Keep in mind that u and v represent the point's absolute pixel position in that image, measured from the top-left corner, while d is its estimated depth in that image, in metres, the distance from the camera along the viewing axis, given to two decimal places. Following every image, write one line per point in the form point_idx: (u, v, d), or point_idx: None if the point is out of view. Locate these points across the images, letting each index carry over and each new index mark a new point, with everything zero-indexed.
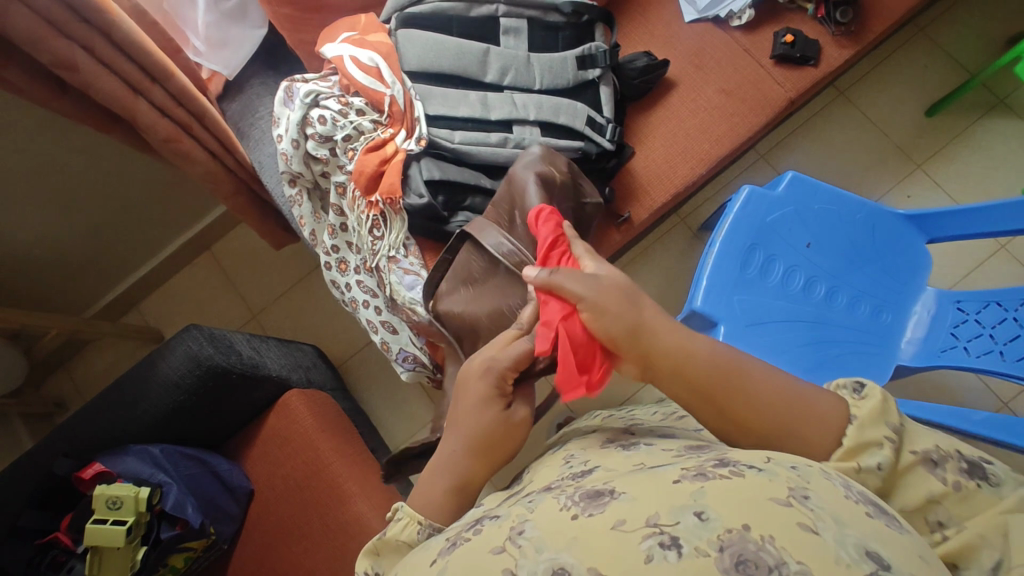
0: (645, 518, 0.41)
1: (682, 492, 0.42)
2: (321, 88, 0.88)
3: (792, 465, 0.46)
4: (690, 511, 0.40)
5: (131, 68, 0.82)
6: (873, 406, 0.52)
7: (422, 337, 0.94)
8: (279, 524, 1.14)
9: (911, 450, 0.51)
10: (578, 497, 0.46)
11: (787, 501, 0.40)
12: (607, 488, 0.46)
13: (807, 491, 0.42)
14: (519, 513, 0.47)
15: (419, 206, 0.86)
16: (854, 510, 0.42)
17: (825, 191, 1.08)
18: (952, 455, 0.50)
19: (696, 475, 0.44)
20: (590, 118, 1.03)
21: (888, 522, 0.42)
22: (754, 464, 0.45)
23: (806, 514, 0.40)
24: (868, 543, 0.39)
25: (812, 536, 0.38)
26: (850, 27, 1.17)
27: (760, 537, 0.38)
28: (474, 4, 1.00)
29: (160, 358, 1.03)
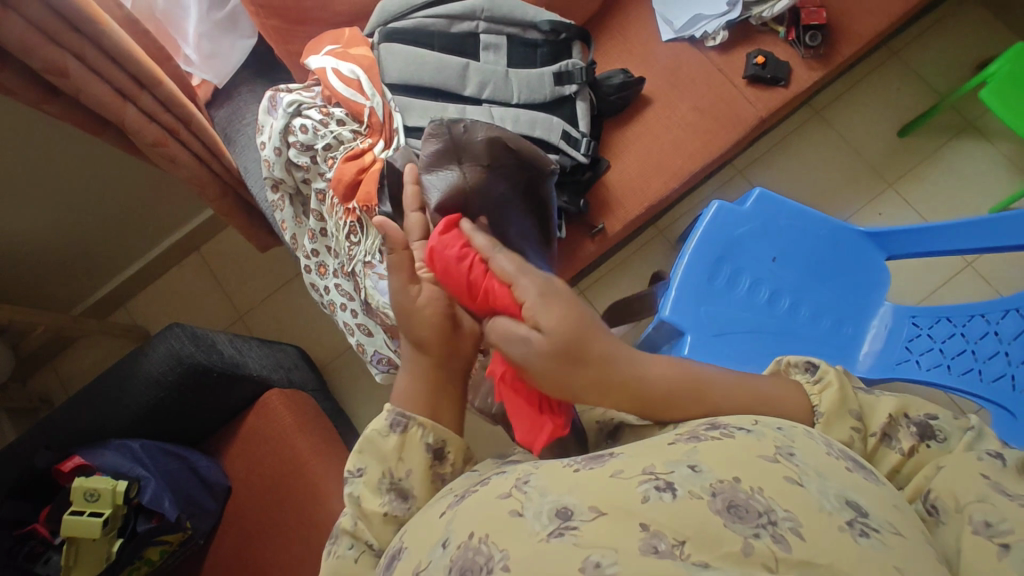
0: (642, 468, 0.47)
1: (676, 451, 0.49)
2: (304, 98, 0.92)
3: (777, 426, 0.53)
4: (685, 465, 0.47)
5: (121, 75, 0.85)
6: (830, 398, 0.59)
7: (396, 339, 0.97)
8: (253, 521, 1.17)
9: (871, 431, 0.58)
10: (580, 458, 0.52)
11: (772, 458, 0.47)
12: (606, 452, 0.52)
13: (790, 449, 0.49)
14: (525, 470, 0.53)
15: (394, 214, 0.90)
16: (836, 468, 0.48)
17: (792, 207, 1.12)
18: (900, 423, 0.58)
19: (688, 438, 0.51)
20: (566, 132, 1.07)
21: (864, 475, 0.49)
22: (744, 426, 0.52)
23: (789, 469, 0.46)
24: (845, 493, 0.45)
25: (796, 488, 0.44)
26: (819, 50, 1.21)
27: (750, 488, 0.44)
28: (454, 21, 1.04)
29: (143, 355, 1.05)
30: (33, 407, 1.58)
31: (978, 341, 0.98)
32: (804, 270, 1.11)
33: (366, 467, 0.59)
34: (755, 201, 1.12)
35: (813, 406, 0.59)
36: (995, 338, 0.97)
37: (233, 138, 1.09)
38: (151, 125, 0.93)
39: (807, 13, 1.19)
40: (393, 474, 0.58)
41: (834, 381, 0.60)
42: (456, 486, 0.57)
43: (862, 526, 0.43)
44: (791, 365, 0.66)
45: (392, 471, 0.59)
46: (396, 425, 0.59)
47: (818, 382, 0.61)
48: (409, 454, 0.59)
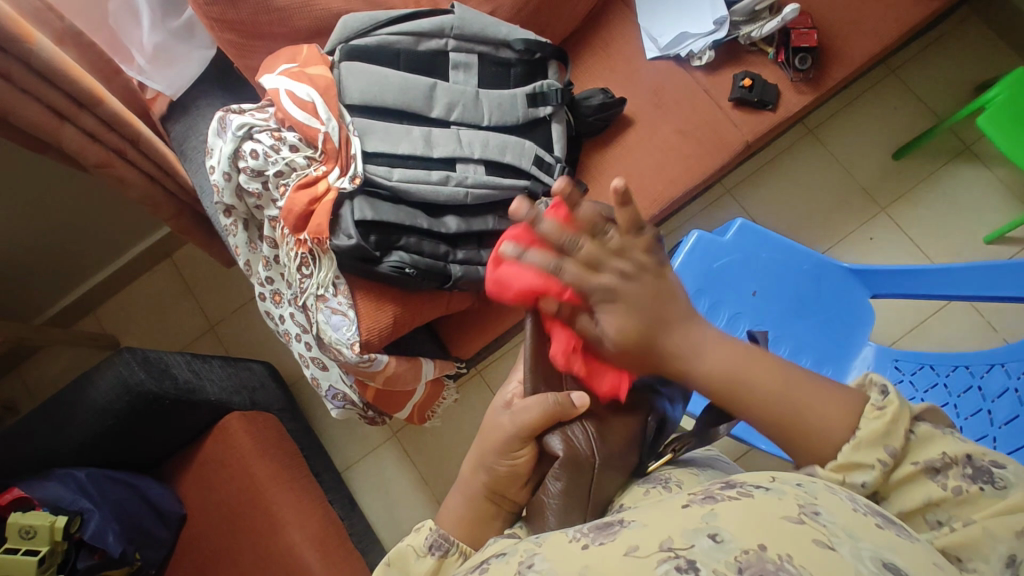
0: (658, 542, 0.38)
1: (691, 517, 0.40)
2: (255, 120, 0.87)
3: (798, 482, 0.44)
4: (704, 534, 0.38)
5: (56, 96, 0.80)
6: (874, 431, 0.49)
7: (349, 375, 0.93)
8: (207, 550, 1.12)
9: (911, 461, 0.48)
10: (588, 528, 0.43)
11: (798, 518, 0.39)
12: (617, 519, 0.43)
13: (815, 507, 0.41)
14: (527, 548, 0.43)
15: (347, 248, 0.85)
16: (864, 522, 0.40)
17: (774, 240, 1.07)
18: (957, 462, 0.47)
19: (703, 497, 0.42)
20: (538, 157, 1.02)
21: (897, 531, 0.41)
22: (760, 484, 0.43)
23: (818, 530, 0.38)
24: (882, 554, 0.37)
25: (825, 553, 0.36)
26: (808, 74, 1.16)
27: (778, 557, 0.36)
28: (422, 38, 0.98)
29: (89, 381, 1.01)
30: None
31: (960, 395, 0.93)
32: (785, 305, 1.06)
33: None
34: (736, 233, 1.07)
35: (852, 429, 0.50)
36: (978, 395, 0.91)
37: (187, 155, 1.01)
38: (93, 146, 0.88)
39: (797, 35, 1.13)
40: (428, 554, 0.54)
41: (893, 417, 0.49)
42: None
43: None
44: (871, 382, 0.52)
45: (431, 549, 0.54)
46: (435, 547, 0.54)
47: (880, 406, 0.50)
48: None
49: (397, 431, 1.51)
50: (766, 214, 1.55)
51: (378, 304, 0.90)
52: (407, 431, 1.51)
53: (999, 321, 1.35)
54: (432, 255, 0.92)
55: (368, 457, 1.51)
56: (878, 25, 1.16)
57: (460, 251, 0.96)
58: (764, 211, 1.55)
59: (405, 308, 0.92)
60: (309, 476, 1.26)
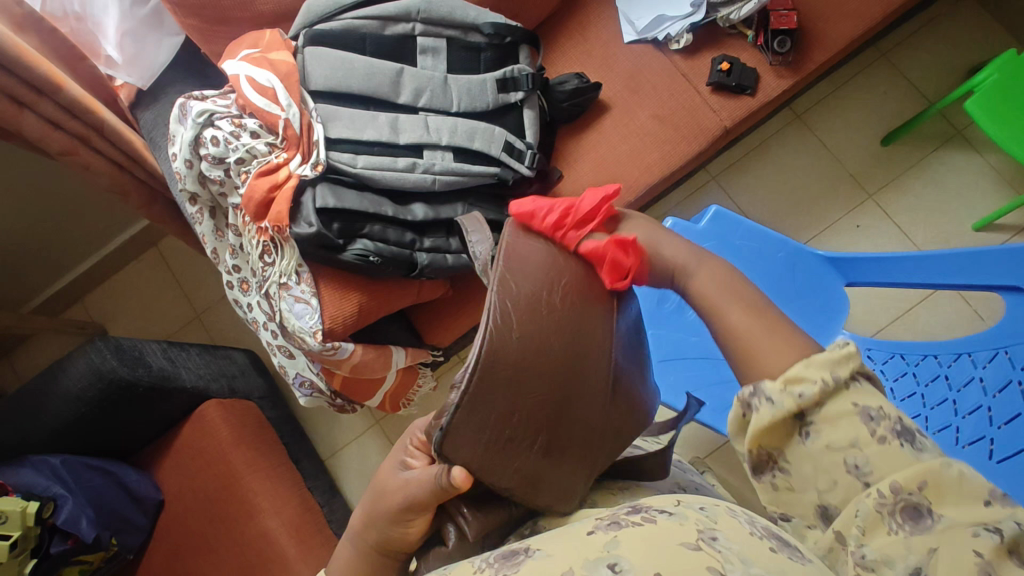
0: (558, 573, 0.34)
1: (593, 547, 0.35)
2: (216, 107, 0.87)
3: (700, 505, 0.40)
4: (603, 565, 0.34)
5: (13, 83, 0.80)
6: (825, 358, 0.45)
7: (316, 364, 0.93)
8: (186, 534, 1.13)
9: (849, 399, 0.44)
10: (492, 558, 0.39)
11: (694, 544, 0.34)
12: (523, 547, 0.39)
13: (714, 532, 0.36)
14: None
15: (308, 235, 0.84)
16: (763, 547, 0.35)
17: (749, 227, 1.06)
18: (890, 417, 0.44)
19: (608, 522, 0.38)
20: (508, 144, 1.00)
21: (792, 554, 0.36)
22: (664, 508, 0.39)
23: (714, 557, 0.33)
24: None
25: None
26: (789, 57, 1.13)
27: None
28: (388, 22, 0.97)
29: (60, 367, 1.01)
30: None
31: (928, 384, 0.93)
32: (761, 293, 1.05)
33: None
34: (710, 220, 1.06)
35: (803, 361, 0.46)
36: (945, 384, 0.91)
37: (156, 143, 1.01)
38: (56, 133, 0.88)
39: (777, 16, 1.11)
40: None
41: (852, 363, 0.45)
42: None
43: None
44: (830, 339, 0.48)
45: None
46: None
47: (871, 421, 0.44)
48: None
49: (380, 419, 1.52)
50: (750, 201, 1.53)
51: (343, 293, 0.89)
52: (390, 419, 1.51)
53: (985, 309, 1.33)
54: (397, 244, 0.91)
55: (352, 445, 1.52)
56: (861, 6, 1.13)
57: (427, 239, 0.95)
58: (748, 198, 1.53)
59: (371, 297, 0.92)
60: (287, 463, 1.28)
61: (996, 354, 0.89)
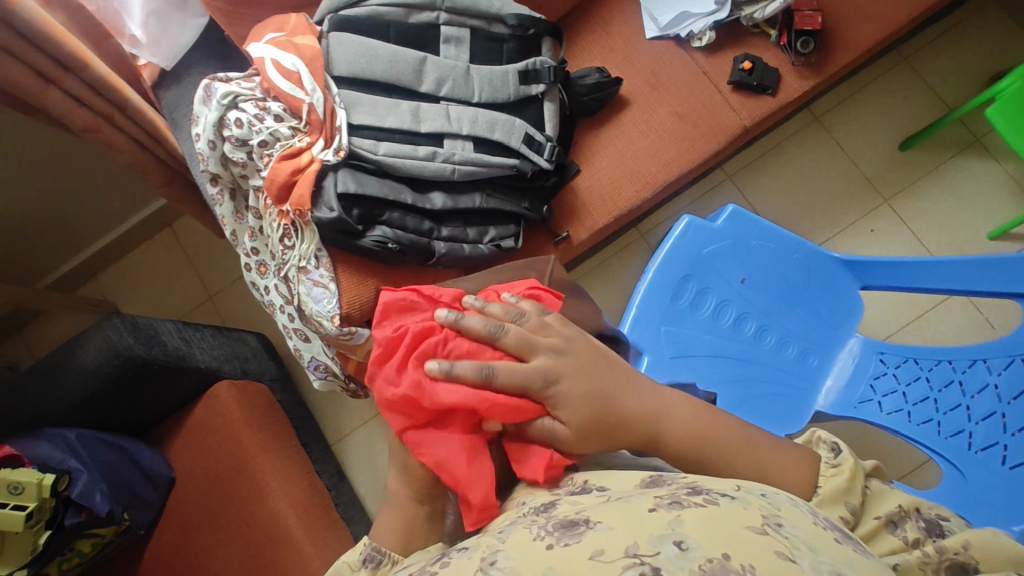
0: (624, 547, 0.34)
1: (656, 522, 0.35)
2: (240, 89, 0.87)
3: (762, 493, 0.40)
4: (668, 541, 0.34)
5: (41, 58, 0.80)
6: (833, 490, 0.51)
7: (331, 348, 0.94)
8: (195, 513, 1.15)
9: (873, 515, 0.50)
10: (551, 526, 0.39)
11: (762, 529, 0.34)
12: (582, 517, 0.39)
13: (779, 519, 0.36)
14: (486, 546, 0.39)
15: (329, 220, 0.85)
16: (826, 536, 0.36)
17: (766, 227, 1.06)
18: (909, 514, 0.49)
19: (670, 501, 0.37)
20: (528, 136, 1.00)
21: (856, 547, 0.37)
22: (725, 491, 0.39)
23: (781, 542, 0.34)
24: (844, 569, 0.33)
25: (791, 567, 0.32)
26: (811, 58, 1.13)
27: (743, 570, 0.32)
28: (413, 10, 0.97)
29: (77, 342, 1.03)
30: None
31: (941, 390, 0.93)
32: (774, 294, 1.05)
33: None
34: (727, 219, 1.05)
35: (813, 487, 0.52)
36: (959, 390, 0.92)
37: (179, 123, 1.02)
38: (80, 110, 0.88)
39: (801, 17, 1.10)
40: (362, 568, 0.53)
41: (849, 473, 0.52)
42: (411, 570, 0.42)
43: None
44: (820, 442, 0.57)
45: (365, 564, 0.53)
46: (368, 559, 0.53)
47: (834, 462, 0.54)
48: None
49: None
50: (765, 202, 1.53)
51: (361, 279, 0.90)
52: None
53: (996, 317, 1.33)
54: (415, 231, 0.92)
55: (359, 430, 1.53)
56: (886, 9, 1.12)
57: (445, 228, 0.95)
58: (762, 199, 1.53)
59: (388, 285, 0.93)
60: (296, 445, 1.29)
61: (1011, 361, 0.89)
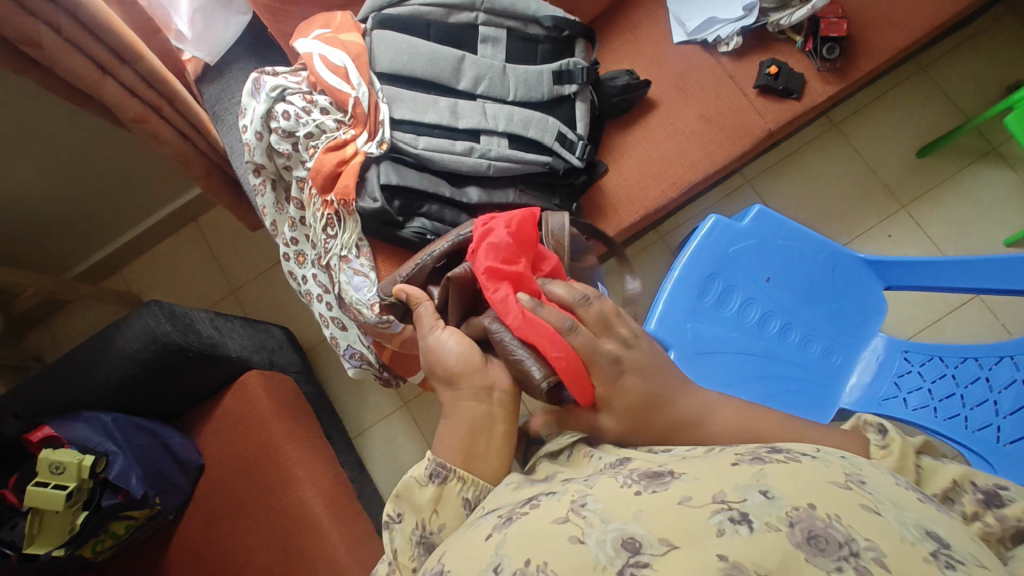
0: (711, 495, 0.39)
1: (743, 475, 0.41)
2: (288, 83, 0.90)
3: (841, 457, 0.45)
4: (756, 490, 0.39)
5: (101, 49, 0.83)
6: (892, 464, 0.55)
7: (367, 337, 0.96)
8: (223, 501, 1.16)
9: (931, 491, 0.54)
10: (636, 476, 0.44)
11: (846, 484, 0.40)
12: (665, 470, 0.44)
13: (861, 478, 0.41)
14: (576, 491, 0.45)
15: (372, 210, 0.88)
16: (909, 495, 0.41)
17: (792, 227, 1.08)
18: (965, 488, 0.53)
19: (753, 459, 0.43)
20: (561, 134, 1.02)
21: (935, 505, 0.42)
22: (807, 453, 0.44)
23: (865, 497, 0.39)
24: (925, 522, 0.38)
25: (874, 517, 0.37)
26: (836, 64, 1.15)
27: (827, 516, 0.37)
28: (453, 11, 1.00)
29: (118, 328, 1.05)
30: (24, 366, 1.57)
31: (968, 386, 0.95)
32: (799, 292, 1.07)
33: (402, 513, 0.54)
34: (753, 219, 1.07)
35: (869, 467, 0.56)
36: (985, 385, 0.93)
37: (221, 117, 1.05)
38: (132, 101, 0.91)
39: (827, 24, 1.13)
40: (428, 483, 0.54)
41: (901, 454, 0.57)
42: (501, 508, 0.48)
43: (947, 557, 0.35)
44: (867, 427, 0.63)
45: (431, 478, 0.55)
46: (435, 475, 0.55)
47: (884, 446, 0.58)
48: (444, 507, 0.55)
49: (408, 401, 1.55)
50: (783, 206, 1.55)
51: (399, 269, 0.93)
52: (417, 402, 1.54)
53: (1013, 322, 1.34)
54: (452, 224, 0.94)
55: (379, 425, 1.55)
56: (910, 18, 1.15)
57: None
58: (780, 203, 1.56)
59: None
60: (322, 437, 1.31)
61: None
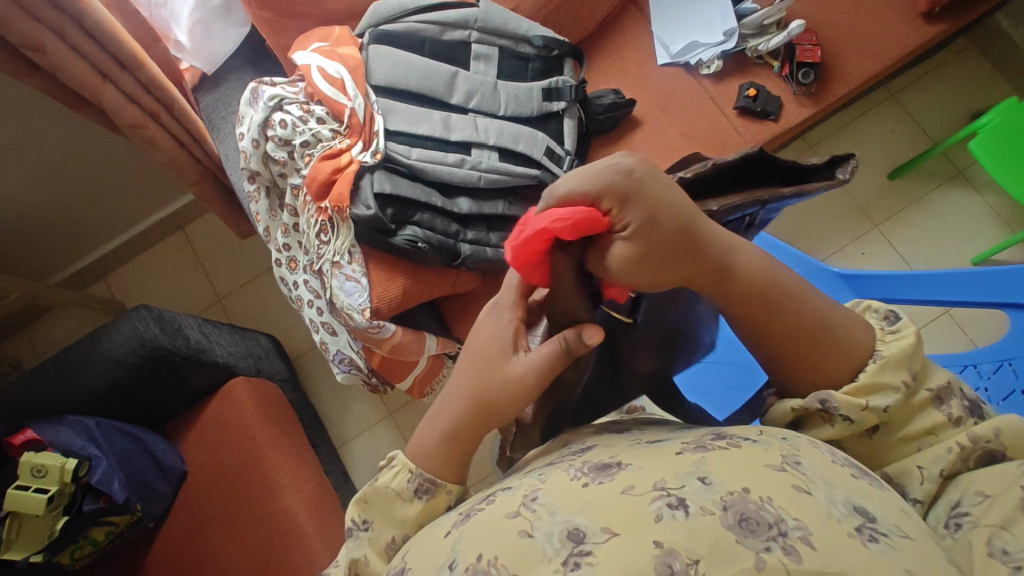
0: (652, 483, 0.41)
1: (684, 462, 0.43)
2: (286, 93, 0.93)
3: (784, 436, 0.47)
4: (694, 477, 0.41)
5: (102, 56, 0.85)
6: (896, 354, 0.53)
7: (358, 341, 0.98)
8: (205, 507, 1.16)
9: (925, 387, 0.54)
10: (587, 468, 0.46)
11: (780, 466, 0.41)
12: (615, 460, 0.46)
13: (798, 458, 0.43)
14: (530, 484, 0.47)
15: (366, 217, 0.90)
16: (843, 473, 0.43)
17: (769, 242, 1.13)
18: (956, 393, 0.54)
19: (696, 445, 0.45)
20: (550, 148, 1.06)
21: (871, 483, 0.43)
22: (750, 436, 0.46)
23: (798, 477, 0.41)
24: (855, 500, 0.40)
25: (805, 498, 0.39)
26: (811, 88, 1.21)
27: (759, 498, 0.39)
28: (447, 28, 1.04)
29: (105, 331, 1.05)
30: None
31: None
32: None
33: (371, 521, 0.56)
34: None
35: (874, 351, 0.54)
36: None
37: (217, 125, 1.07)
38: (131, 107, 0.93)
39: (802, 50, 1.20)
40: (414, 498, 0.56)
41: (912, 339, 0.54)
42: (464, 504, 0.51)
43: (872, 532, 0.38)
44: (871, 308, 0.59)
45: (416, 493, 0.56)
46: (422, 491, 0.56)
47: (893, 329, 0.55)
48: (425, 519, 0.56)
49: (394, 411, 1.55)
50: (762, 224, 1.61)
51: (390, 275, 0.94)
52: (403, 411, 1.55)
53: (980, 337, 1.40)
54: (443, 233, 0.97)
55: (364, 434, 1.55)
56: (879, 47, 1.22)
57: (470, 231, 1.00)
58: (759, 221, 1.61)
59: (414, 283, 0.97)
60: (307, 444, 1.31)
61: (1000, 366, 0.94)
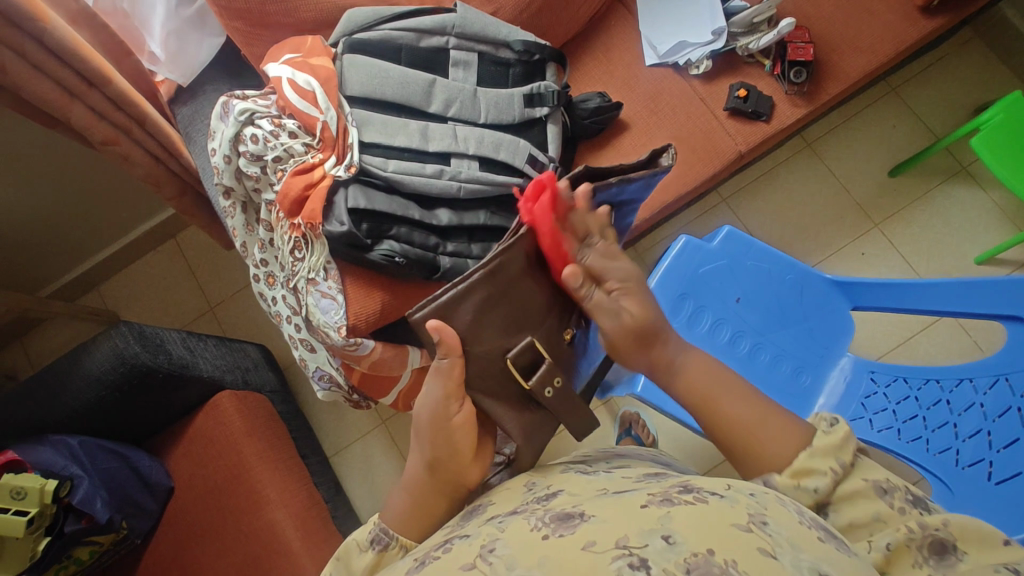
0: (614, 540, 0.39)
1: (648, 518, 0.41)
2: (257, 107, 0.90)
3: (751, 492, 0.45)
4: (657, 535, 0.39)
5: (67, 73, 0.83)
6: (828, 444, 0.56)
7: (336, 358, 0.96)
8: (191, 523, 1.15)
9: (862, 478, 0.55)
10: (548, 518, 0.44)
11: (746, 526, 0.40)
12: (578, 511, 0.44)
13: (764, 517, 0.42)
14: (488, 533, 0.45)
15: (339, 234, 0.87)
16: (811, 536, 0.41)
17: (762, 248, 1.09)
18: (900, 487, 0.54)
19: (661, 499, 0.43)
20: (532, 156, 1.03)
21: (839, 547, 0.41)
22: (715, 491, 0.44)
23: (764, 539, 0.39)
24: (820, 566, 0.38)
25: (770, 562, 0.37)
26: (804, 87, 1.18)
27: (724, 562, 0.37)
28: (424, 35, 1.01)
29: (85, 350, 1.04)
30: None
31: (929, 408, 0.97)
32: (770, 311, 1.08)
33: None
34: (723, 239, 1.09)
35: (805, 444, 0.57)
36: (947, 409, 0.95)
37: (192, 138, 1.05)
38: (101, 124, 0.92)
39: (794, 48, 1.15)
40: (368, 548, 0.59)
41: (843, 437, 0.57)
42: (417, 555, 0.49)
43: None
44: (820, 416, 0.60)
45: (371, 544, 0.59)
46: (377, 541, 0.59)
47: (830, 429, 0.58)
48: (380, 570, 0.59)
49: (386, 419, 1.54)
50: (758, 224, 1.57)
51: (367, 291, 0.92)
52: (395, 420, 1.53)
53: (985, 340, 1.36)
54: (422, 246, 0.94)
55: (356, 443, 1.54)
56: (875, 42, 1.18)
57: (450, 243, 0.97)
58: (755, 221, 1.57)
59: (393, 296, 0.95)
60: (295, 456, 1.30)
61: (997, 381, 0.92)
